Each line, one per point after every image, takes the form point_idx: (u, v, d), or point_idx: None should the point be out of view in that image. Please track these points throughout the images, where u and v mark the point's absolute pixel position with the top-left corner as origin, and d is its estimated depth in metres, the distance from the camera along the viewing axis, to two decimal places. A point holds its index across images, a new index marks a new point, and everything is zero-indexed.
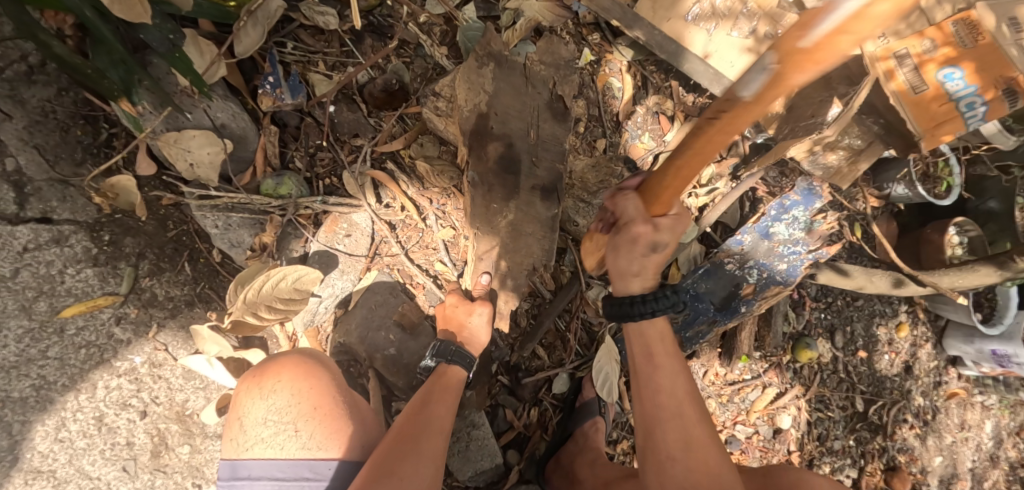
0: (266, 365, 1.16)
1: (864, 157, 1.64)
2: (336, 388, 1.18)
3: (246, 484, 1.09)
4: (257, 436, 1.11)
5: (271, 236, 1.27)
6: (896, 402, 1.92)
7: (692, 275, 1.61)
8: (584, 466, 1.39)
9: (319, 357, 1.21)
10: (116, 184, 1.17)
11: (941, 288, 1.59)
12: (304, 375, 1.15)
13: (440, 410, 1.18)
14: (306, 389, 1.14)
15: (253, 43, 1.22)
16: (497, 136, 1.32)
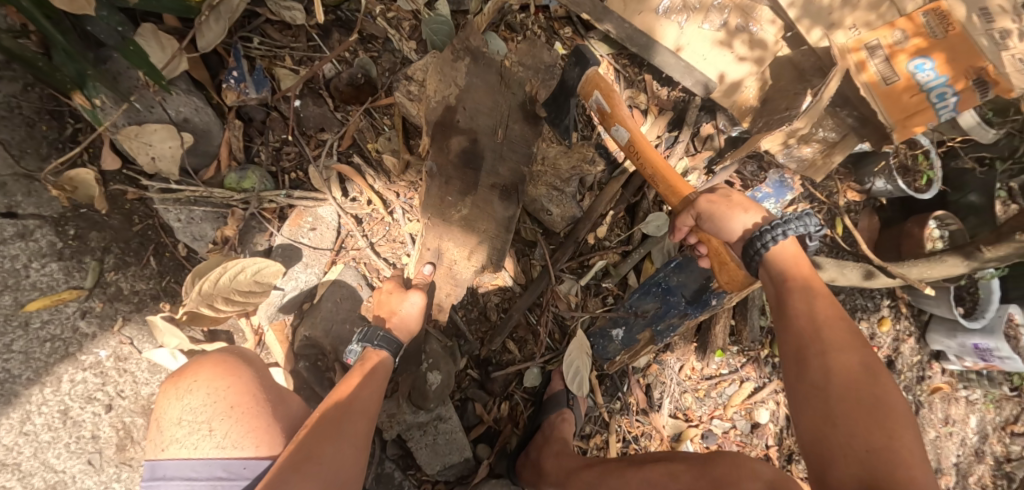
0: (186, 366, 1.12)
1: (838, 150, 1.62)
2: (258, 386, 1.11)
3: (161, 485, 1.01)
4: (172, 436, 1.04)
5: (234, 229, 1.28)
6: None
7: (664, 267, 1.57)
8: (550, 457, 1.36)
9: (246, 356, 1.17)
10: (76, 177, 1.16)
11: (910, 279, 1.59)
12: (224, 374, 1.10)
13: (363, 397, 1.13)
14: (223, 388, 1.08)
15: (216, 38, 1.23)
16: (461, 129, 1.33)
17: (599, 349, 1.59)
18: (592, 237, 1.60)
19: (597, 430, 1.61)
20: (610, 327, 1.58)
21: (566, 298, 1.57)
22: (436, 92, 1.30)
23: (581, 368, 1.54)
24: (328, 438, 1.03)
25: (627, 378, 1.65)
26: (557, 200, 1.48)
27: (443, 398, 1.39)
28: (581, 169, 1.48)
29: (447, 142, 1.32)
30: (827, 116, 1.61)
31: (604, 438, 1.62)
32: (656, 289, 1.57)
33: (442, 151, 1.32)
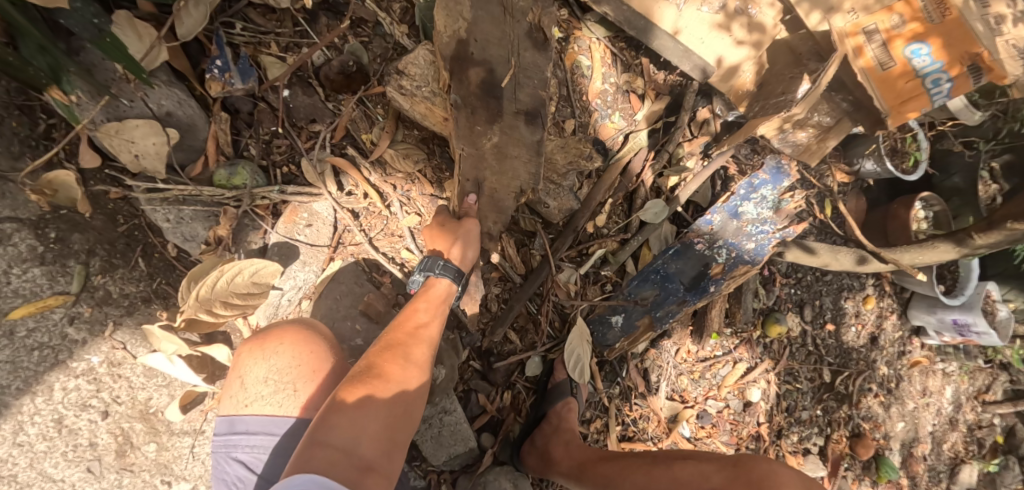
0: (267, 331, 1.16)
1: (833, 135, 1.62)
2: (336, 354, 1.18)
3: (242, 439, 1.09)
4: (257, 393, 1.12)
5: (226, 229, 1.22)
6: (861, 372, 1.96)
7: (662, 255, 1.61)
8: (558, 446, 1.41)
9: (323, 326, 1.21)
10: (54, 179, 1.11)
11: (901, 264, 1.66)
12: (305, 340, 1.15)
13: (401, 367, 1.08)
14: (306, 354, 1.14)
15: (195, 25, 1.16)
16: (478, 61, 1.21)
17: (598, 336, 1.61)
18: (591, 226, 1.59)
19: (598, 415, 1.63)
20: (608, 314, 1.60)
21: (565, 287, 1.57)
22: (446, 30, 1.17)
23: (581, 355, 1.55)
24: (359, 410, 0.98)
25: (627, 363, 1.66)
26: (555, 193, 1.46)
27: (446, 390, 1.38)
28: (577, 165, 1.43)
29: (466, 78, 1.21)
30: (822, 100, 1.61)
31: (604, 422, 1.64)
32: (654, 276, 1.61)
33: (463, 94, 1.21)
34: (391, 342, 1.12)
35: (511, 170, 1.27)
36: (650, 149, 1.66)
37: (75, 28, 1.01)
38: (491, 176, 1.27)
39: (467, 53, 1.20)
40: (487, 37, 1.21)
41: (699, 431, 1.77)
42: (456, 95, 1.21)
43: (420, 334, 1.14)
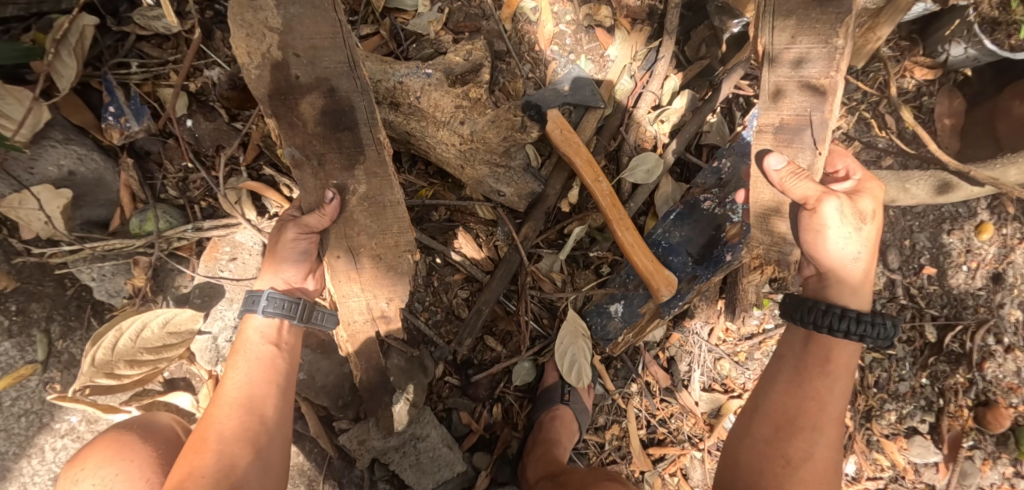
0: (76, 456, 1.01)
1: (888, 18, 1.21)
2: (162, 459, 1.02)
3: None
4: None
5: (143, 278, 1.17)
6: (983, 322, 1.45)
7: (662, 222, 1.33)
8: (531, 462, 1.24)
9: (145, 430, 1.06)
10: None
11: (1003, 184, 1.22)
12: (114, 456, 0.99)
13: (231, 415, 0.98)
14: (115, 474, 0.97)
15: (75, 74, 1.12)
16: (308, 88, 0.97)
17: (598, 330, 1.36)
18: (567, 202, 1.33)
19: (614, 420, 1.39)
20: (606, 303, 1.36)
21: (550, 278, 1.35)
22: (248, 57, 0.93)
23: (578, 354, 1.33)
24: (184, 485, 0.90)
25: (641, 356, 1.40)
26: (506, 178, 1.22)
27: (413, 416, 1.24)
28: (514, 139, 1.16)
29: (298, 117, 0.98)
30: None
31: (623, 426, 1.40)
32: (655, 250, 1.32)
33: (303, 141, 1.00)
34: (204, 424, 0.98)
35: (393, 225, 1.07)
36: (631, 95, 1.35)
37: None
38: (367, 241, 1.08)
39: (291, 79, 0.96)
40: (314, 43, 0.95)
41: None
42: (293, 148, 1.00)
43: (235, 400, 0.99)
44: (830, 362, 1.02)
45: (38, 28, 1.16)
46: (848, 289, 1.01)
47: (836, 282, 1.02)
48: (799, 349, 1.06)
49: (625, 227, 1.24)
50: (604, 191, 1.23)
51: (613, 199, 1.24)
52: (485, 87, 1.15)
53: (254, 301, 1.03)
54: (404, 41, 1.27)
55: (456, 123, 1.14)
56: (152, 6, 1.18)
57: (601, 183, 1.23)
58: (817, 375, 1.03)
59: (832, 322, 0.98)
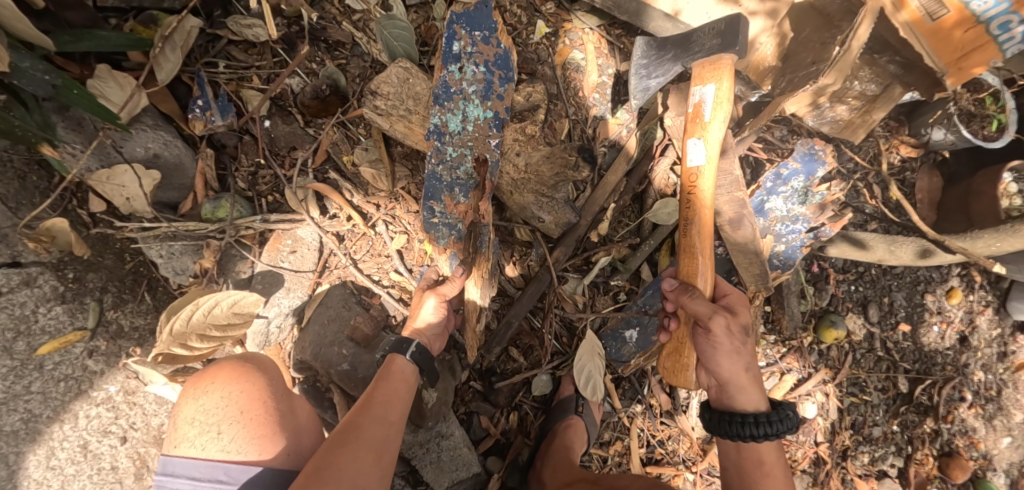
0: (203, 370, 1.09)
1: (881, 105, 1.43)
2: (273, 390, 1.09)
3: (167, 481, 1.00)
4: (184, 435, 1.03)
5: (211, 261, 1.25)
6: (950, 379, 1.67)
7: (679, 261, 1.47)
8: (549, 468, 1.33)
9: (259, 360, 1.13)
10: (52, 226, 1.18)
11: (973, 253, 1.45)
12: (237, 378, 1.07)
13: (349, 457, 1.01)
14: (237, 392, 1.05)
15: (174, 68, 1.23)
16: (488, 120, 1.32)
17: (612, 352, 1.49)
18: (594, 233, 1.48)
19: (618, 437, 1.52)
20: (621, 328, 1.49)
21: (571, 299, 1.48)
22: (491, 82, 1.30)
23: (593, 372, 1.44)
24: None
25: (647, 379, 1.53)
26: (549, 207, 1.36)
27: (440, 414, 1.33)
28: (566, 176, 1.33)
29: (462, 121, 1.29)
30: (863, 65, 1.42)
31: (625, 445, 1.52)
32: None
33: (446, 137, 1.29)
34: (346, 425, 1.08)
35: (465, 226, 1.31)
36: (658, 143, 1.50)
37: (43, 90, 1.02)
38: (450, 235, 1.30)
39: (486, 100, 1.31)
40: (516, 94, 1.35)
41: None
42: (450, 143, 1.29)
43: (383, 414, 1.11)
44: (765, 461, 1.07)
45: (137, 22, 1.26)
46: (745, 397, 1.08)
47: (739, 390, 1.07)
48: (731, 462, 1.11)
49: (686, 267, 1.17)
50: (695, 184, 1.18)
51: (695, 185, 1.18)
52: (538, 124, 1.35)
53: (406, 344, 1.21)
54: None
55: (513, 154, 1.31)
56: (245, 16, 1.30)
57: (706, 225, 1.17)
58: (746, 473, 1.08)
59: (751, 430, 1.04)
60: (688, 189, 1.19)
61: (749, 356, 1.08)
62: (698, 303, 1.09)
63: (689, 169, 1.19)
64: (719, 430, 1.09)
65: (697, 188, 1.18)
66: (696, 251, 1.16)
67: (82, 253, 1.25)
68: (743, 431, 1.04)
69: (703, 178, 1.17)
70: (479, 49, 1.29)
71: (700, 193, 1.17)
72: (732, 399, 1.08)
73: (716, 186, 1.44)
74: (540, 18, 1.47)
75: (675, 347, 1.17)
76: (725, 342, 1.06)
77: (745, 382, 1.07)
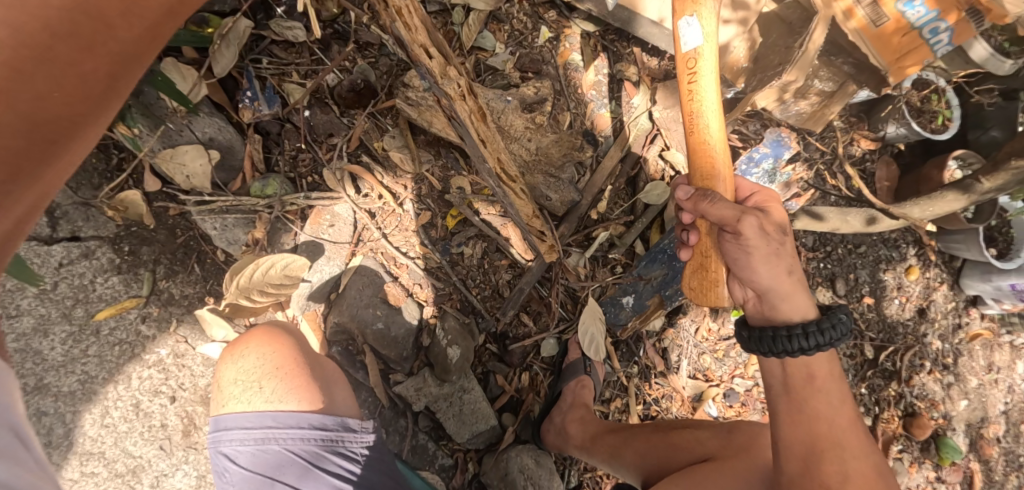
0: (238, 339, 1.24)
1: (839, 99, 1.67)
2: (301, 353, 1.24)
3: (224, 434, 1.13)
4: (231, 393, 1.17)
5: (262, 232, 1.41)
6: (910, 347, 1.98)
7: (668, 235, 1.67)
8: (574, 422, 1.52)
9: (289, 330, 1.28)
10: (125, 198, 1.34)
11: (913, 219, 1.69)
12: (270, 341, 1.22)
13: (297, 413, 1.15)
14: (269, 352, 1.19)
15: (229, 62, 1.38)
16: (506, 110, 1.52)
17: (611, 317, 1.68)
18: (594, 211, 1.67)
19: (617, 394, 1.71)
20: (619, 296, 1.68)
21: (575, 270, 1.64)
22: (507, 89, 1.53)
23: (595, 334, 1.63)
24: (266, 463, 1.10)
25: (643, 343, 1.72)
26: (555, 186, 1.56)
27: (463, 370, 1.50)
28: (572, 156, 1.56)
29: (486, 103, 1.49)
30: (821, 66, 1.65)
31: (625, 402, 1.72)
32: (662, 256, 1.67)
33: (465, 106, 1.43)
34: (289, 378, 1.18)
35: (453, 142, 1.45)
36: (648, 134, 1.71)
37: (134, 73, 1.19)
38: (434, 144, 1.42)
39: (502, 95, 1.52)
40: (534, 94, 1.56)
41: (727, 410, 1.79)
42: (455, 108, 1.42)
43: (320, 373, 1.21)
44: (815, 374, 1.04)
45: None
46: (790, 305, 1.05)
47: (783, 298, 1.05)
48: (781, 380, 1.07)
49: (700, 173, 1.10)
50: (693, 73, 1.07)
51: (693, 71, 1.07)
52: (545, 115, 1.54)
53: None
54: (483, 72, 1.61)
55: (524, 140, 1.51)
56: (286, 18, 1.47)
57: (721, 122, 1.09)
58: (789, 390, 1.05)
59: (799, 337, 1.01)
60: (688, 74, 1.08)
61: (790, 263, 1.04)
62: (722, 208, 1.03)
63: (683, 54, 1.07)
64: (762, 339, 1.05)
65: (698, 77, 1.07)
66: (709, 153, 1.09)
67: (149, 224, 1.40)
68: (793, 338, 1.01)
69: (705, 67, 1.06)
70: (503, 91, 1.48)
71: (702, 79, 1.07)
72: (767, 293, 1.05)
73: None
74: (544, 24, 1.67)
75: (700, 266, 1.12)
76: (760, 247, 1.02)
77: (788, 288, 1.04)
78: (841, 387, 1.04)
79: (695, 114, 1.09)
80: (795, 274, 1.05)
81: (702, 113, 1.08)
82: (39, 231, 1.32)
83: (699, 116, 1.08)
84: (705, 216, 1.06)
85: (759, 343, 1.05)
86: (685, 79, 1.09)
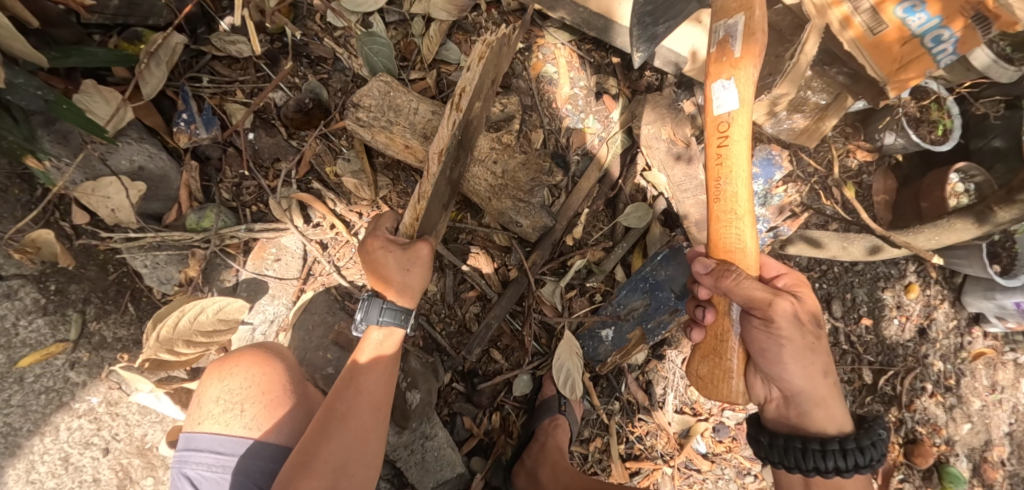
0: (227, 354, 1.19)
1: (833, 112, 1.54)
2: (290, 376, 1.20)
3: (191, 455, 1.11)
4: (207, 412, 1.13)
5: (196, 270, 1.28)
6: (910, 369, 1.84)
7: (651, 262, 1.54)
8: (546, 467, 1.40)
9: (279, 348, 1.23)
10: (37, 237, 1.19)
11: (914, 248, 1.59)
12: (260, 363, 1.17)
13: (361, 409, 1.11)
14: (258, 375, 1.16)
15: (159, 82, 1.26)
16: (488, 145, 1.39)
17: (590, 352, 1.55)
18: (570, 237, 1.54)
19: (597, 433, 1.59)
20: (598, 328, 1.55)
21: (551, 302, 1.52)
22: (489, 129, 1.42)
23: (572, 370, 1.50)
24: (327, 458, 1.05)
25: (624, 377, 1.60)
26: (525, 212, 1.41)
27: (425, 415, 1.37)
28: (542, 180, 1.41)
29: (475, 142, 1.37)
30: (815, 76, 1.52)
31: (605, 441, 1.59)
32: (643, 284, 1.54)
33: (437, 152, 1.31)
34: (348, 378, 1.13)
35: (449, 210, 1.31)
36: (627, 153, 1.59)
37: (28, 104, 1.03)
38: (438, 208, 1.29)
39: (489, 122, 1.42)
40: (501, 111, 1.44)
41: (716, 445, 1.66)
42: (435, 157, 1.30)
43: (383, 370, 1.15)
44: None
45: (122, 38, 1.26)
46: (823, 412, 1.08)
47: (815, 404, 1.08)
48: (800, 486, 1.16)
49: (720, 245, 1.06)
50: (725, 136, 1.03)
51: (725, 136, 1.04)
52: (513, 134, 1.41)
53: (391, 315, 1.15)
54: (445, 88, 1.48)
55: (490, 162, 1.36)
56: (228, 32, 1.34)
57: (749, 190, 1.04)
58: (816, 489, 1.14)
59: (838, 453, 1.04)
60: (720, 138, 1.04)
61: (825, 370, 1.06)
62: (749, 288, 1.01)
63: (717, 117, 1.04)
64: (790, 444, 1.08)
65: (730, 144, 1.03)
66: (736, 228, 1.05)
67: (68, 264, 1.25)
68: (818, 457, 1.04)
69: (738, 134, 1.03)
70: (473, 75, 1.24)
71: (734, 145, 1.03)
72: (789, 387, 1.08)
73: (683, 191, 1.53)
74: None
75: (711, 351, 1.13)
76: (794, 340, 1.03)
77: (820, 394, 1.07)
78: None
79: (725, 184, 1.04)
80: (830, 378, 1.07)
81: (735, 185, 1.03)
82: None
83: (728, 189, 1.04)
84: (725, 295, 1.04)
85: (780, 444, 1.09)
86: (715, 142, 1.05)
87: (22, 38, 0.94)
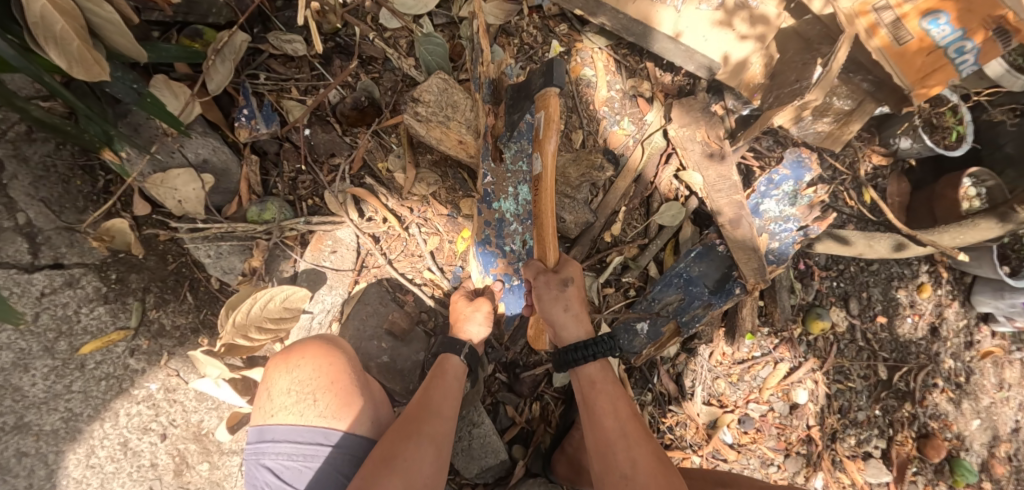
0: (291, 347, 1.23)
1: (857, 117, 1.61)
2: (352, 368, 1.23)
3: (269, 446, 1.14)
4: (280, 403, 1.16)
5: (259, 260, 1.35)
6: (923, 366, 1.92)
7: (685, 258, 1.61)
8: (589, 453, 1.43)
9: (338, 342, 1.27)
10: (112, 227, 1.25)
11: (941, 246, 1.67)
12: (325, 354, 1.21)
13: (416, 445, 1.11)
14: (326, 365, 1.20)
15: (224, 79, 1.29)
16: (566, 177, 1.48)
17: (625, 344, 1.61)
18: (607, 234, 1.61)
19: None
20: (633, 321, 1.61)
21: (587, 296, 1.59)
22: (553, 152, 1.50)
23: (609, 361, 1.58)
24: None
25: (657, 368, 1.67)
26: (570, 208, 1.51)
27: (470, 403, 1.43)
28: (590, 176, 1.48)
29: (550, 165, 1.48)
30: (840, 83, 1.60)
31: None
32: (678, 280, 1.61)
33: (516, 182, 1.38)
34: (410, 417, 1.16)
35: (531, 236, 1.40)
36: (663, 153, 1.64)
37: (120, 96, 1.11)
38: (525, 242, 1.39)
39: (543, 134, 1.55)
40: None
41: (742, 436, 1.76)
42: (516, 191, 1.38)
43: (443, 411, 1.19)
44: (595, 379, 1.22)
45: (183, 36, 1.27)
46: (574, 332, 1.22)
47: (561, 329, 1.22)
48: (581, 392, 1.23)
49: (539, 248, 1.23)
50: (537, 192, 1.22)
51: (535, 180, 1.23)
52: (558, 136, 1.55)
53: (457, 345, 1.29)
54: None
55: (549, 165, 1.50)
56: (285, 31, 1.38)
57: (553, 214, 1.21)
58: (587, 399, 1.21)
59: (576, 353, 1.20)
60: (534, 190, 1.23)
61: (570, 302, 1.21)
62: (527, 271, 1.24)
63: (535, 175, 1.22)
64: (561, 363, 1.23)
65: (543, 191, 1.20)
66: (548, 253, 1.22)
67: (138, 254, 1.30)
68: (572, 356, 1.20)
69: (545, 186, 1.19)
70: (535, 157, 1.33)
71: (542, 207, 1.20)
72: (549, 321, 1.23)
73: (717, 191, 1.59)
74: (554, 38, 1.61)
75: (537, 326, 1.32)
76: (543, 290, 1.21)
77: (573, 324, 1.22)
78: (618, 389, 1.21)
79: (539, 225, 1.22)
80: (572, 310, 1.22)
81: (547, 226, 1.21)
82: (18, 257, 1.21)
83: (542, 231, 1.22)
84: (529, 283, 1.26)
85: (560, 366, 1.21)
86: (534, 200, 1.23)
87: (127, 33, 1.01)
